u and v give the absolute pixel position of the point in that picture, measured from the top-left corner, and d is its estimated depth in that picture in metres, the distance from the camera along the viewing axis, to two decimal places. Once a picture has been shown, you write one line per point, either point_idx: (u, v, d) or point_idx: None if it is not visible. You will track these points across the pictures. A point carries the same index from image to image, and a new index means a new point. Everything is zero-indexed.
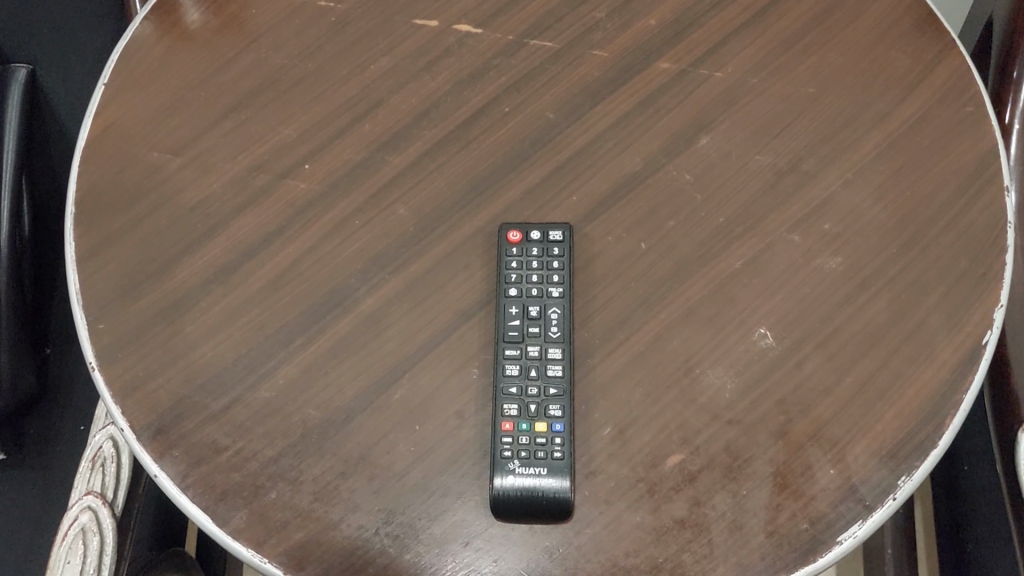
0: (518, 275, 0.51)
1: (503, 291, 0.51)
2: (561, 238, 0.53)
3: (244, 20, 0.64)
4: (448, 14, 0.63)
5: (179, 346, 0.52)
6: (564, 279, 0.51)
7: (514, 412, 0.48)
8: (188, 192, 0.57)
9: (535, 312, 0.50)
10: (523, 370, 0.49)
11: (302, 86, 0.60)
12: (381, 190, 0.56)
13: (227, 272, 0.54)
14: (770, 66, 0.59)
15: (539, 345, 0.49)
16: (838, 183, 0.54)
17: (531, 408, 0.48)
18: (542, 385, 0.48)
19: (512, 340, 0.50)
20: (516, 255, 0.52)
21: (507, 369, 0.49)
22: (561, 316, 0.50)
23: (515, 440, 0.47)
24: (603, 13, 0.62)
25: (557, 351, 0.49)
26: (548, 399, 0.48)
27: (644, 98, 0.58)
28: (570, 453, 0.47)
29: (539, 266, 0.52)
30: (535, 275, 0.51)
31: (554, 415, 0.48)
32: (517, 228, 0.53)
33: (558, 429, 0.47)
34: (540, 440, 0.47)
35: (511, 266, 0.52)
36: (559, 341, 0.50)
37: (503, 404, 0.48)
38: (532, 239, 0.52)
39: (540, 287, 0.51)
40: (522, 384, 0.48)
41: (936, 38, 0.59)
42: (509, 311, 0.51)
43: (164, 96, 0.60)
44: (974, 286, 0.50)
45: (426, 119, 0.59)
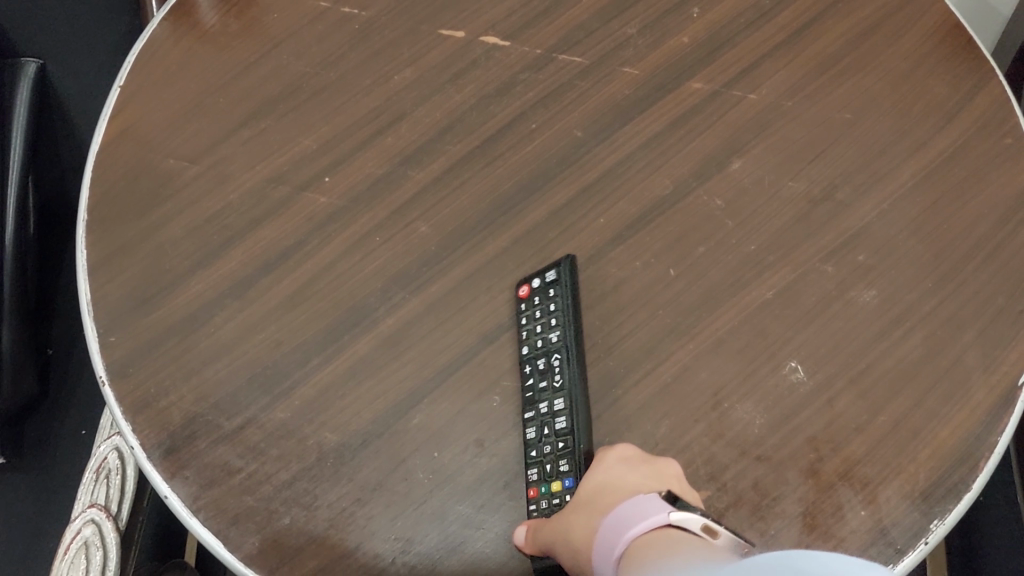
0: (526, 331, 0.50)
1: (516, 352, 0.50)
2: (556, 277, 0.50)
3: (265, 24, 0.63)
4: (475, 24, 0.62)
5: (192, 362, 0.50)
6: (561, 323, 0.49)
7: (535, 476, 0.46)
8: (205, 201, 0.56)
9: (541, 365, 0.48)
10: (537, 430, 0.47)
11: (324, 95, 0.59)
12: (403, 206, 0.55)
13: (242, 287, 0.53)
14: (806, 88, 0.57)
15: (548, 399, 0.47)
16: (874, 213, 0.53)
17: (546, 468, 0.46)
18: (553, 441, 0.46)
19: (525, 401, 0.48)
20: (524, 311, 0.50)
21: (525, 433, 0.47)
22: (564, 362, 0.48)
23: (537, 507, 0.45)
24: (633, 29, 0.60)
25: (562, 402, 0.47)
26: (558, 455, 0.46)
27: (675, 118, 0.57)
28: None
29: (540, 316, 0.50)
30: (537, 326, 0.49)
31: (565, 471, 0.45)
32: (524, 282, 0.51)
33: (570, 485, 0.44)
34: (557, 500, 0.44)
35: (520, 324, 0.50)
36: (563, 390, 0.47)
37: (527, 470, 0.46)
38: (534, 288, 0.51)
39: (542, 337, 0.49)
40: (537, 444, 0.46)
41: (976, 64, 0.58)
42: (522, 371, 0.49)
43: (181, 102, 0.60)
44: (1011, 325, 0.49)
45: (450, 133, 0.57)
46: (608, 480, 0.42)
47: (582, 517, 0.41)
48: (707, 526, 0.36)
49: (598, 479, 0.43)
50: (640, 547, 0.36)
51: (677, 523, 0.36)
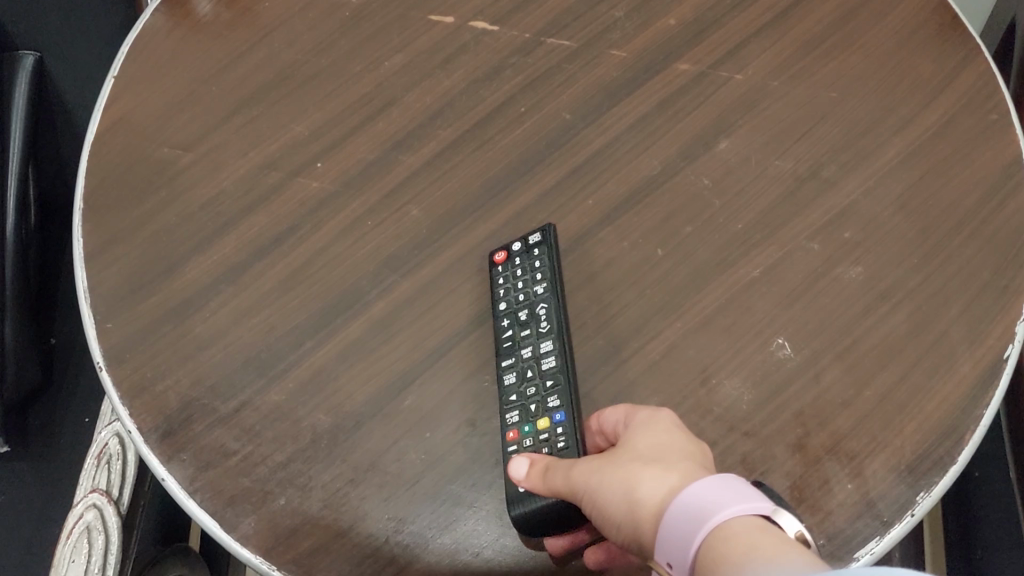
0: (505, 289, 0.50)
1: (494, 309, 0.50)
2: (541, 238, 0.51)
3: (257, 13, 0.64)
4: (464, 11, 0.63)
5: (187, 347, 0.51)
6: (547, 275, 0.50)
7: (517, 418, 0.46)
8: (200, 188, 0.56)
9: (525, 316, 0.49)
10: (519, 375, 0.47)
11: (316, 82, 0.60)
12: (393, 191, 0.56)
13: (236, 272, 0.53)
14: (791, 69, 0.58)
15: (532, 345, 0.48)
16: (860, 191, 0.53)
17: (531, 408, 0.46)
18: (539, 381, 0.47)
19: (506, 351, 0.49)
20: (502, 273, 0.51)
21: (505, 379, 0.48)
22: (550, 309, 0.49)
23: (522, 445, 0.45)
24: (620, 12, 0.61)
25: (549, 344, 0.48)
26: (545, 393, 0.46)
27: (662, 99, 0.57)
28: (574, 438, 0.44)
29: (522, 273, 0.50)
30: (520, 281, 0.50)
31: (554, 406, 0.46)
32: (500, 248, 0.52)
33: (559, 418, 0.45)
34: (544, 435, 0.45)
35: (498, 284, 0.51)
36: (550, 334, 0.48)
37: (506, 414, 0.47)
38: (514, 252, 0.51)
39: (525, 290, 0.50)
40: (520, 389, 0.47)
41: (960, 42, 0.58)
42: (501, 324, 0.50)
43: (176, 91, 0.61)
44: (996, 299, 0.49)
45: (441, 118, 0.58)
46: (661, 444, 0.38)
47: (656, 481, 0.36)
48: (801, 536, 0.32)
49: (652, 440, 0.38)
50: (738, 535, 0.31)
51: (777, 522, 0.32)
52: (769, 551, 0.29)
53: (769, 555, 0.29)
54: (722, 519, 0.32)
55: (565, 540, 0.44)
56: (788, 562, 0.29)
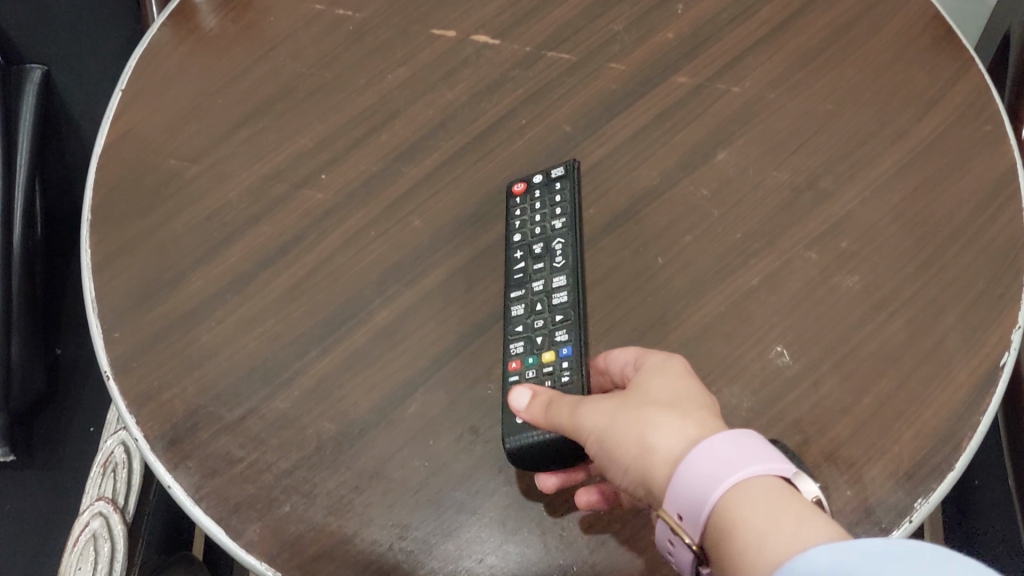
0: (521, 222, 0.53)
1: (509, 240, 0.53)
2: (563, 174, 0.53)
3: (261, 27, 0.65)
4: (466, 25, 0.64)
5: (194, 356, 0.52)
6: (565, 213, 0.52)
7: (521, 350, 0.48)
8: (205, 199, 0.57)
9: (539, 250, 0.52)
10: (528, 307, 0.50)
11: (320, 94, 0.61)
12: (396, 202, 0.56)
13: (241, 282, 0.54)
14: (788, 81, 0.59)
15: (544, 279, 0.50)
16: (857, 201, 0.54)
17: (537, 340, 0.48)
18: (548, 315, 0.49)
19: (517, 282, 0.51)
20: (521, 207, 0.54)
21: (514, 310, 0.50)
22: (565, 245, 0.51)
23: (524, 375, 0.47)
24: (619, 26, 0.62)
25: (561, 279, 0.50)
26: (553, 326, 0.48)
27: (660, 111, 0.58)
28: (577, 372, 0.46)
29: (541, 208, 0.53)
30: (538, 216, 0.53)
31: (560, 340, 0.48)
32: (521, 180, 0.54)
33: (565, 353, 0.47)
34: (547, 368, 0.47)
35: (515, 217, 0.53)
36: (563, 270, 0.50)
37: (512, 344, 0.49)
38: (534, 187, 0.54)
39: (543, 225, 0.52)
40: (528, 321, 0.49)
41: (955, 55, 0.59)
42: (516, 256, 0.52)
43: (182, 104, 0.61)
44: (991, 308, 0.50)
45: (443, 130, 0.59)
46: (675, 389, 0.40)
47: (672, 428, 0.37)
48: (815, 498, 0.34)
49: (667, 387, 0.40)
50: (756, 499, 0.33)
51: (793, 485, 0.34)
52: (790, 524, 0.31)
53: (790, 535, 0.31)
54: (737, 481, 0.33)
55: (557, 478, 0.46)
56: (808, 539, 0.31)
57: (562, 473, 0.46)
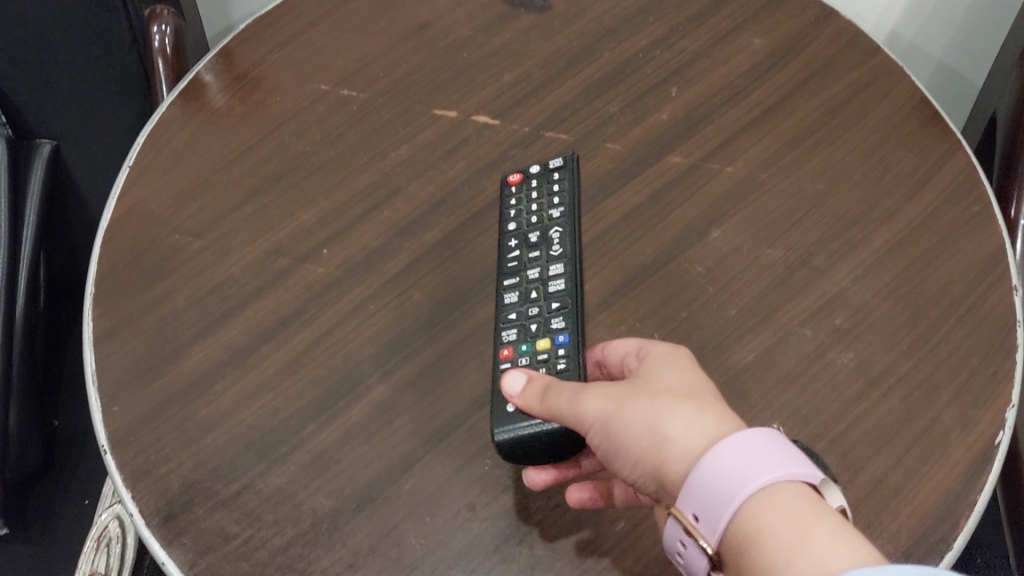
0: (518, 215, 0.57)
1: (504, 231, 0.56)
2: (561, 169, 0.58)
3: (268, 106, 0.67)
4: (466, 105, 0.66)
5: (192, 430, 0.52)
6: (563, 208, 0.56)
7: (514, 336, 0.51)
8: (209, 273, 0.58)
9: (536, 239, 0.55)
10: (522, 296, 0.52)
11: (324, 171, 0.63)
12: (396, 277, 0.57)
13: (242, 355, 0.55)
14: (780, 161, 0.61)
15: (539, 268, 0.53)
16: (849, 279, 0.55)
17: (532, 327, 0.51)
18: (543, 303, 0.52)
19: (512, 271, 0.54)
20: (517, 202, 0.57)
21: (508, 298, 0.53)
22: (561, 236, 0.55)
23: (517, 360, 0.49)
24: (615, 107, 0.64)
25: (558, 268, 0.53)
26: (550, 313, 0.51)
27: (656, 190, 0.60)
28: (572, 356, 0.49)
29: (538, 201, 0.57)
30: (534, 209, 0.56)
31: (557, 327, 0.50)
32: (516, 172, 0.59)
33: (560, 339, 0.50)
34: (542, 352, 0.49)
35: (511, 211, 0.57)
36: (559, 259, 0.54)
37: (504, 332, 0.51)
38: (532, 181, 0.58)
39: (539, 215, 0.56)
40: (521, 310, 0.52)
41: (942, 138, 0.61)
42: (511, 247, 0.55)
43: (188, 181, 0.63)
44: (984, 386, 0.50)
45: (443, 207, 0.60)
46: (681, 379, 0.41)
47: (685, 421, 0.39)
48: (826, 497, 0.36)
49: (675, 378, 0.42)
50: (784, 504, 0.35)
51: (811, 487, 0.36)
52: (823, 533, 0.33)
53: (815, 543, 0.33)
54: (768, 483, 0.35)
55: (548, 475, 0.48)
56: (842, 550, 0.33)
57: (552, 469, 0.48)
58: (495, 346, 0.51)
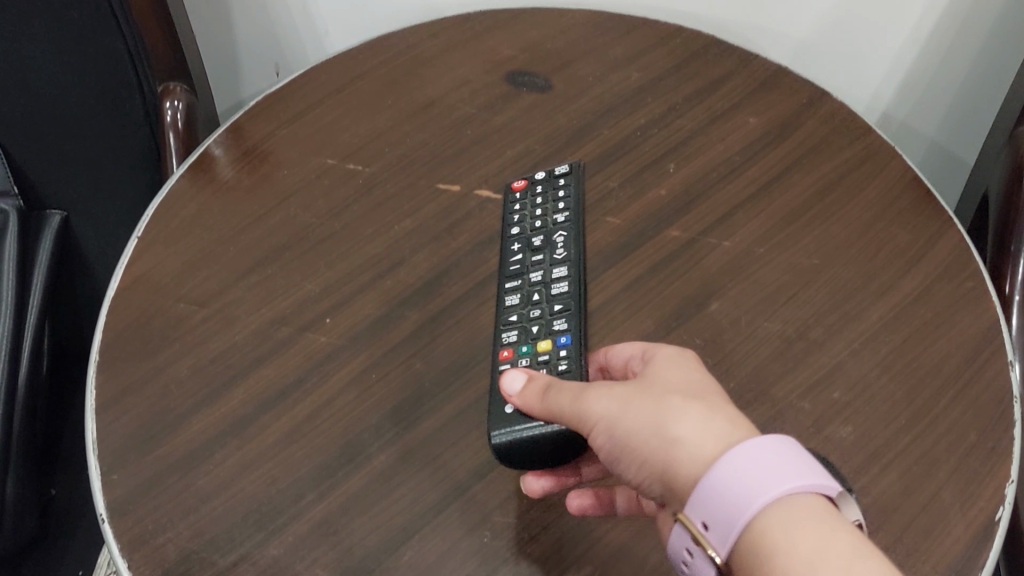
0: (521, 225, 0.59)
1: (506, 239, 0.58)
2: (564, 182, 0.61)
3: (276, 178, 0.69)
4: (469, 180, 0.67)
5: (191, 498, 0.52)
6: (566, 217, 0.58)
7: (515, 338, 0.52)
8: (213, 341, 0.59)
9: (539, 246, 0.57)
10: (524, 299, 0.54)
11: (329, 242, 0.64)
12: (398, 346, 0.58)
13: (243, 424, 0.55)
14: (776, 236, 0.62)
15: (541, 273, 0.55)
16: (847, 352, 0.55)
17: (533, 329, 0.52)
18: (546, 305, 0.53)
19: (514, 275, 0.56)
20: (520, 215, 0.60)
21: (509, 301, 0.54)
22: (565, 240, 0.57)
23: (517, 359, 0.50)
24: (614, 183, 0.66)
25: (561, 271, 0.55)
26: (552, 315, 0.52)
27: (654, 263, 0.61)
28: (574, 354, 0.49)
29: (541, 213, 0.59)
30: (538, 218, 0.59)
31: (559, 329, 0.51)
32: (520, 180, 0.62)
33: (561, 340, 0.50)
34: (543, 351, 0.50)
35: (514, 223, 0.59)
36: (562, 262, 0.55)
37: (505, 334, 0.52)
38: (536, 195, 0.61)
39: (543, 222, 0.58)
40: (522, 312, 0.53)
41: (934, 215, 0.63)
42: (513, 254, 0.57)
43: (196, 251, 0.64)
44: (983, 461, 0.50)
45: (445, 278, 0.61)
46: (686, 380, 0.42)
47: (691, 422, 0.39)
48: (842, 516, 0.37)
49: (681, 379, 0.42)
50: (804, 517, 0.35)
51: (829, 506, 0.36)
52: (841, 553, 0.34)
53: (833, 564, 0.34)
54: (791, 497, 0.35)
55: (545, 482, 0.49)
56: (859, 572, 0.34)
57: (550, 477, 0.49)
58: (495, 347, 0.52)
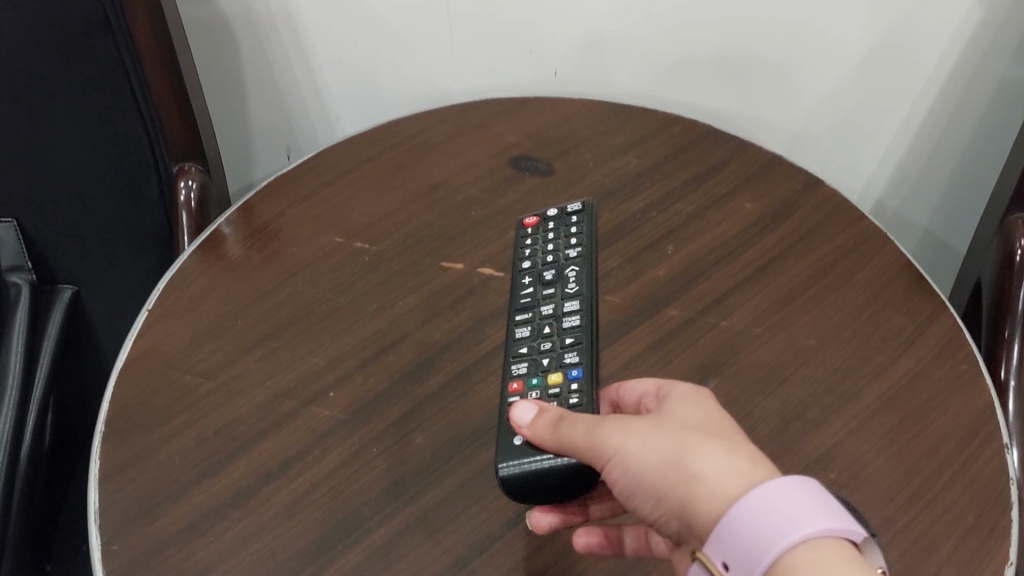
0: (533, 258, 0.59)
1: (518, 271, 0.59)
2: (577, 217, 0.62)
3: (284, 255, 0.71)
4: (472, 259, 0.69)
5: (189, 571, 0.51)
6: (579, 251, 0.59)
7: (524, 370, 0.52)
8: (217, 414, 0.59)
9: (551, 278, 0.57)
10: (534, 332, 0.54)
11: (335, 318, 0.65)
12: (400, 420, 0.59)
13: (243, 496, 0.55)
14: (773, 317, 0.63)
15: (553, 305, 0.56)
16: (844, 431, 0.56)
17: (543, 361, 0.52)
18: (557, 338, 0.53)
19: (525, 307, 0.56)
20: (532, 247, 0.61)
21: (520, 332, 0.55)
22: (577, 274, 0.57)
23: (527, 391, 0.51)
24: (614, 263, 0.68)
25: (573, 303, 0.55)
26: (563, 348, 0.53)
27: (653, 341, 0.62)
28: (586, 389, 0.50)
29: (554, 247, 0.60)
30: (550, 251, 0.59)
31: (570, 361, 0.52)
32: (531, 216, 0.63)
33: (572, 374, 0.51)
34: (553, 385, 0.51)
35: (526, 255, 0.60)
36: (575, 295, 0.56)
37: (514, 366, 0.53)
38: (548, 229, 0.61)
39: (555, 256, 0.59)
40: (533, 345, 0.54)
41: (927, 299, 0.64)
42: (524, 285, 0.58)
43: (204, 324, 0.65)
44: (982, 542, 0.50)
45: (447, 354, 0.62)
46: (704, 419, 0.43)
47: (713, 458, 0.40)
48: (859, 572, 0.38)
49: (699, 418, 0.43)
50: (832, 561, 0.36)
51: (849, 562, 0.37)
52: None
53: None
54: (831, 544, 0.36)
55: (552, 518, 0.51)
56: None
57: (557, 513, 0.51)
58: (505, 378, 0.53)
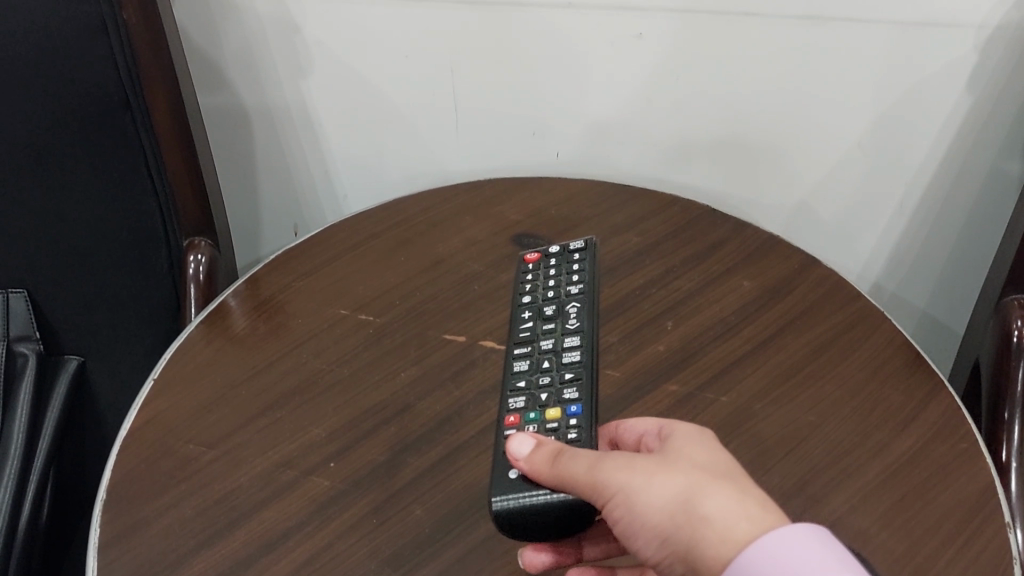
0: (534, 293, 0.62)
1: (519, 305, 0.62)
2: (582, 255, 0.64)
3: (290, 327, 0.72)
4: (474, 333, 0.70)
5: None
6: (581, 288, 0.61)
7: (522, 404, 0.54)
8: (218, 483, 0.60)
9: (551, 314, 0.60)
10: (533, 366, 0.57)
11: (338, 389, 0.66)
12: (400, 491, 0.59)
13: (241, 567, 0.54)
14: (772, 393, 0.64)
15: (553, 340, 0.58)
16: (844, 507, 0.56)
17: (540, 396, 0.54)
18: (556, 374, 0.55)
19: (525, 341, 0.59)
20: (533, 284, 0.63)
21: (519, 365, 0.57)
22: (578, 310, 0.60)
23: (522, 424, 0.53)
24: (614, 338, 0.69)
25: (573, 339, 0.57)
26: (562, 384, 0.54)
27: (653, 415, 0.62)
28: (583, 425, 0.52)
29: (555, 284, 0.63)
30: (552, 288, 0.62)
31: (568, 398, 0.53)
32: (534, 251, 0.66)
33: (571, 411, 0.52)
34: (549, 419, 0.52)
35: (527, 291, 0.63)
36: (576, 331, 0.58)
37: (512, 400, 0.55)
38: (550, 267, 0.65)
39: (556, 292, 0.62)
40: (531, 378, 0.56)
41: (925, 377, 0.65)
42: (525, 320, 0.60)
43: (208, 394, 0.66)
44: None
45: (447, 425, 0.63)
46: (709, 460, 0.45)
47: (721, 502, 0.41)
48: None
49: (706, 459, 0.44)
50: None
51: None
52: None
53: None
54: None
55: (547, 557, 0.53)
56: None
57: (551, 553, 0.53)
58: (502, 412, 0.54)
